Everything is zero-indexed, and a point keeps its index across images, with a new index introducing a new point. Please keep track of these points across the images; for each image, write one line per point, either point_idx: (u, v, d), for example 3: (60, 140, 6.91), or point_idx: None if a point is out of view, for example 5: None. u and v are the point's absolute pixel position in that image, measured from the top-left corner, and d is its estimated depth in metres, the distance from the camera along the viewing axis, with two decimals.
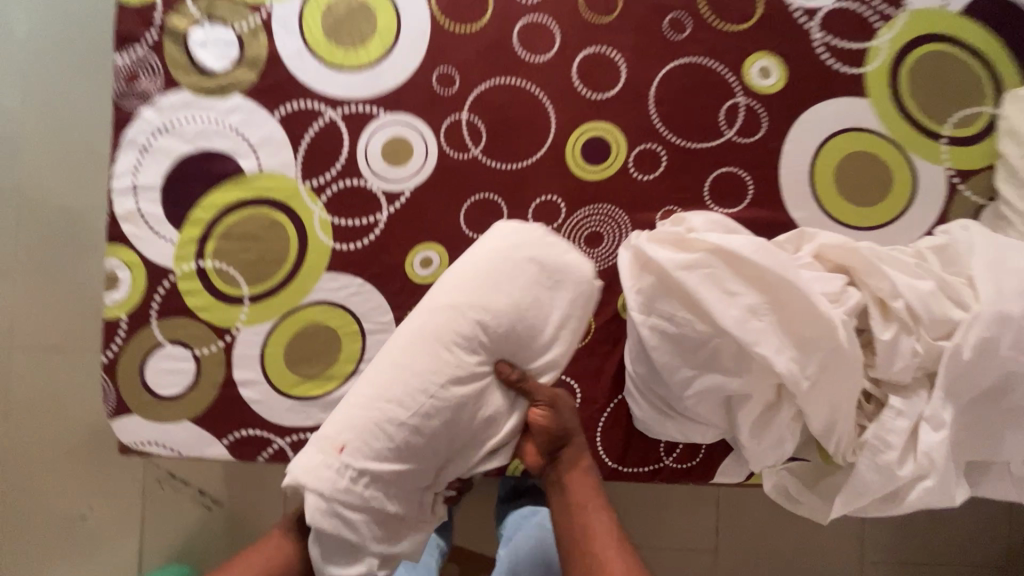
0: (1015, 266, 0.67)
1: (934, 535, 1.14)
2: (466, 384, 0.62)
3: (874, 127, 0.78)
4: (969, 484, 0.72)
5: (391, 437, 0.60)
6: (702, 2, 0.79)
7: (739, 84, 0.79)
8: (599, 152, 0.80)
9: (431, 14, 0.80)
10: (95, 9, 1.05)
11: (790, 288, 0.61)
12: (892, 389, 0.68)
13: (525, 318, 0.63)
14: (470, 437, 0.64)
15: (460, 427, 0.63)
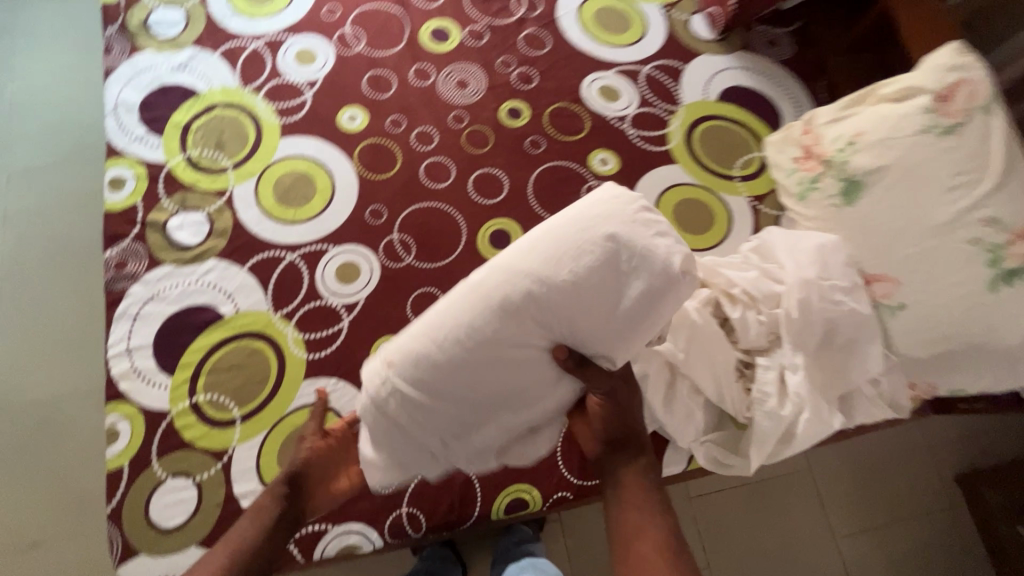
0: (805, 245, 0.93)
1: (883, 490, 1.32)
2: (509, 344, 0.67)
3: (688, 181, 1.10)
4: (849, 415, 0.91)
5: (432, 371, 0.68)
6: (547, 127, 1.13)
7: (588, 173, 1.10)
8: (503, 239, 1.05)
9: (356, 172, 1.07)
10: (63, 225, 1.23)
11: None
12: (757, 354, 0.90)
13: (585, 293, 0.66)
14: (507, 393, 0.70)
15: (495, 377, 0.69)
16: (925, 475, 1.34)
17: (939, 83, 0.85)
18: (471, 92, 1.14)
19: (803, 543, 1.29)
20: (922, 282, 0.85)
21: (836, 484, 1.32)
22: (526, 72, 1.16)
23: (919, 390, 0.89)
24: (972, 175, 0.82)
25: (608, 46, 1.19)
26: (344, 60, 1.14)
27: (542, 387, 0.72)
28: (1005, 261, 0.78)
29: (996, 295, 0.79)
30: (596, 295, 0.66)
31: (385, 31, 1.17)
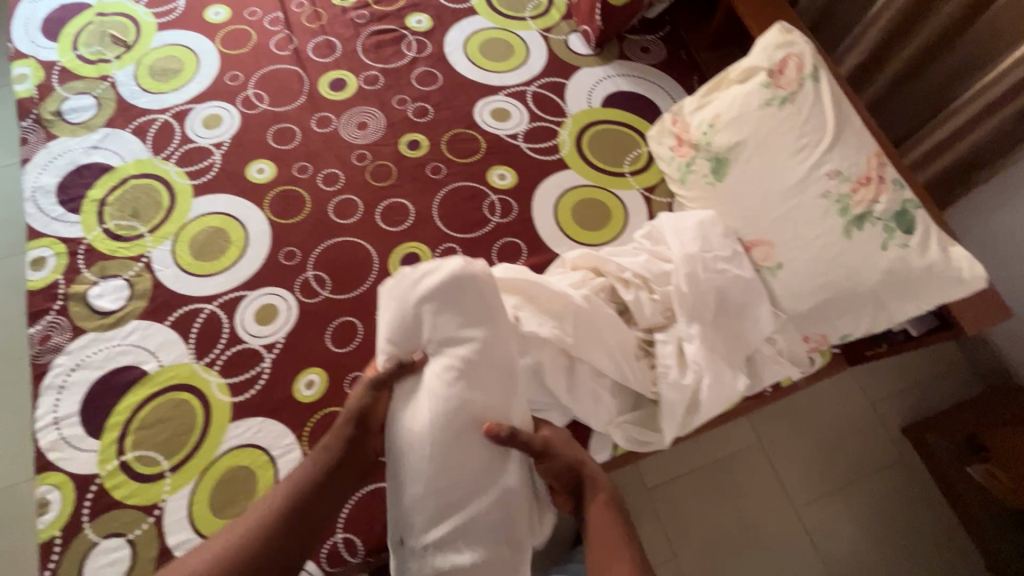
0: (687, 223, 0.99)
1: (842, 452, 1.35)
2: (457, 452, 0.77)
3: (583, 183, 1.17)
4: (755, 375, 0.95)
5: (442, 521, 0.75)
6: (445, 153, 1.20)
7: (488, 188, 1.16)
8: (413, 262, 1.10)
9: (268, 219, 1.13)
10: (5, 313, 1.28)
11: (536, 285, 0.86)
12: (656, 331, 0.94)
13: (463, 371, 0.79)
14: (498, 488, 0.77)
15: (484, 486, 0.77)
16: (877, 427, 1.37)
17: (771, 61, 0.93)
18: (372, 131, 1.22)
19: (765, 519, 1.29)
20: (790, 240, 0.90)
21: (789, 455, 1.34)
22: (421, 106, 1.24)
23: (815, 342, 0.93)
24: (813, 135, 0.88)
25: (495, 72, 1.28)
26: (249, 119, 1.22)
27: (513, 466, 0.79)
28: (853, 208, 0.84)
29: (852, 240, 0.84)
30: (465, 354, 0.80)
31: (287, 88, 1.26)
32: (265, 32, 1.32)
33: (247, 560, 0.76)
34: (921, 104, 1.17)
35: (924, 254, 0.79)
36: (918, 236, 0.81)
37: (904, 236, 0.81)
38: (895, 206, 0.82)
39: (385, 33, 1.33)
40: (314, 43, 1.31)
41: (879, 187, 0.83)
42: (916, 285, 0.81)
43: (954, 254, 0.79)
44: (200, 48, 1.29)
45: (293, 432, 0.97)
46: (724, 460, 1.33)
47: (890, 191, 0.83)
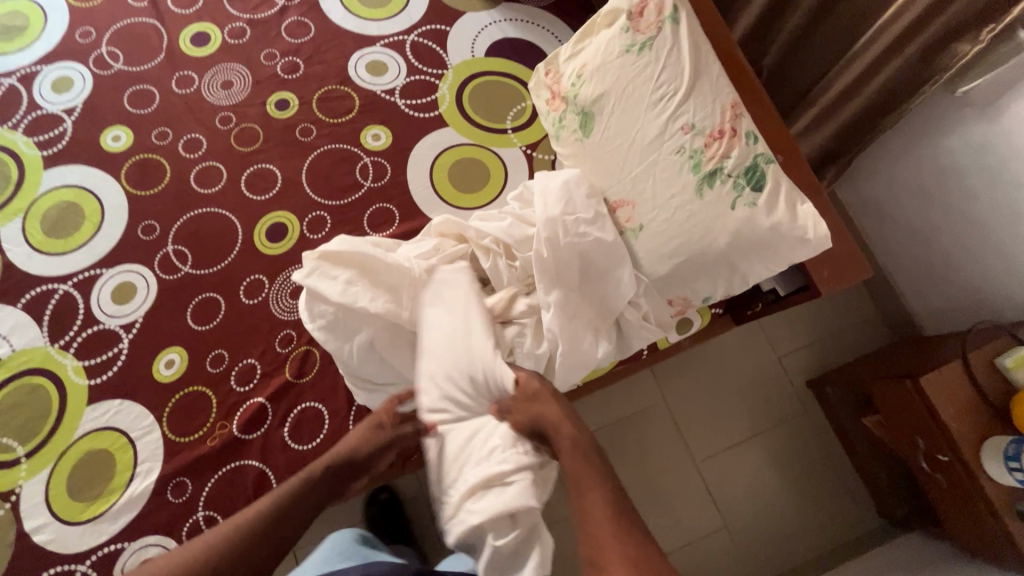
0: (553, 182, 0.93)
1: (761, 397, 1.36)
2: (459, 428, 0.77)
3: (462, 141, 1.10)
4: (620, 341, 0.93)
5: (452, 497, 0.73)
6: (316, 113, 1.12)
7: (361, 151, 1.10)
8: (279, 232, 1.05)
9: (125, 191, 1.06)
10: None
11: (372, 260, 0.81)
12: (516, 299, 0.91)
13: (450, 346, 0.79)
14: (478, 455, 0.73)
15: (467, 454, 0.74)
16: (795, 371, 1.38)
17: (631, 2, 0.86)
18: (237, 91, 1.13)
19: (679, 469, 1.31)
20: (648, 200, 0.85)
21: (695, 410, 1.34)
22: (291, 61, 1.15)
23: (679, 305, 0.91)
24: (669, 85, 0.81)
25: (372, 21, 1.18)
26: (103, 82, 1.13)
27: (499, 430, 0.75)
28: (705, 165, 0.79)
29: (704, 200, 0.79)
30: (454, 330, 0.80)
31: (145, 45, 1.16)
32: None
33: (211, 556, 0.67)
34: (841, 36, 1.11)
35: (771, 214, 0.75)
36: (768, 193, 0.76)
37: (753, 195, 0.76)
38: (746, 160, 0.77)
39: None
40: None
41: (732, 141, 0.78)
42: (764, 246, 0.77)
43: (801, 212, 0.75)
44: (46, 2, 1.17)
45: (152, 413, 0.95)
46: (648, 411, 1.33)
47: (742, 145, 0.78)
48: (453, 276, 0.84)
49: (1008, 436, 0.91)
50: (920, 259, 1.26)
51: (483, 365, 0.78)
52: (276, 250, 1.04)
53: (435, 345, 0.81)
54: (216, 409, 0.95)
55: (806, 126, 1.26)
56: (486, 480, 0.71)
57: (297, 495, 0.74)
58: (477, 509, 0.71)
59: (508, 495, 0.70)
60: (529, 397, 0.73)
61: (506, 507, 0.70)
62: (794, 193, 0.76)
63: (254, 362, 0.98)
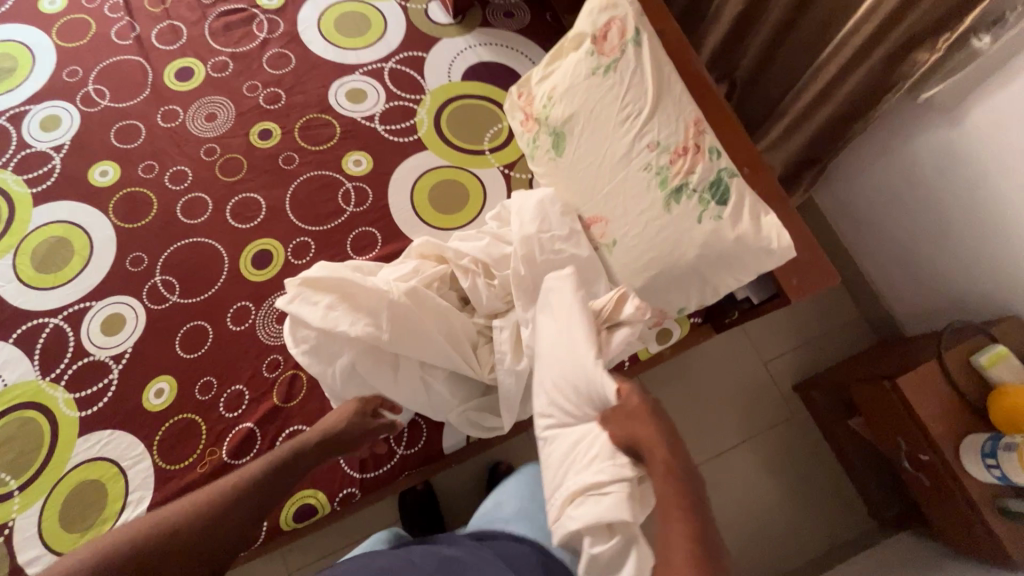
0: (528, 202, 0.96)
1: (760, 401, 1.38)
2: (565, 431, 0.78)
3: (441, 163, 1.12)
4: None
5: (559, 496, 0.74)
6: (299, 141, 1.15)
7: (342, 177, 1.12)
8: (264, 259, 1.07)
9: (113, 224, 1.09)
10: None
11: (352, 286, 0.83)
12: (496, 317, 0.93)
13: (549, 355, 0.80)
14: (578, 465, 0.73)
15: (569, 461, 0.75)
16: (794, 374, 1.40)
17: (595, 26, 0.89)
18: (221, 123, 1.16)
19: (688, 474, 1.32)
20: (620, 215, 0.87)
21: (691, 415, 1.36)
22: (274, 91, 1.18)
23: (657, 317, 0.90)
24: (634, 104, 0.84)
25: (352, 50, 1.21)
26: (91, 119, 1.16)
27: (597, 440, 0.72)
28: (671, 181, 0.81)
29: (671, 214, 0.81)
30: (562, 334, 0.79)
31: (131, 82, 1.19)
32: (105, 20, 1.23)
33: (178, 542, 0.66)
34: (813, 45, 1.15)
35: (735, 227, 0.77)
36: (732, 206, 0.78)
37: (718, 208, 0.78)
38: (710, 175, 0.79)
39: (234, 13, 1.25)
40: (158, 30, 1.23)
41: (696, 157, 0.80)
42: (731, 258, 0.79)
43: (765, 223, 0.77)
44: (34, 44, 1.21)
45: (143, 441, 0.96)
46: None
47: (706, 161, 0.80)
48: (561, 284, 0.82)
49: (985, 434, 0.93)
50: (898, 261, 1.28)
51: (588, 378, 0.73)
52: (262, 277, 1.06)
53: (553, 354, 0.79)
54: (205, 437, 0.96)
55: (783, 134, 1.28)
56: (582, 488, 0.71)
57: (267, 475, 0.77)
58: (579, 515, 0.71)
59: (604, 505, 0.68)
60: (628, 415, 0.67)
61: (603, 518, 0.68)
62: (758, 205, 0.78)
63: (242, 389, 0.99)
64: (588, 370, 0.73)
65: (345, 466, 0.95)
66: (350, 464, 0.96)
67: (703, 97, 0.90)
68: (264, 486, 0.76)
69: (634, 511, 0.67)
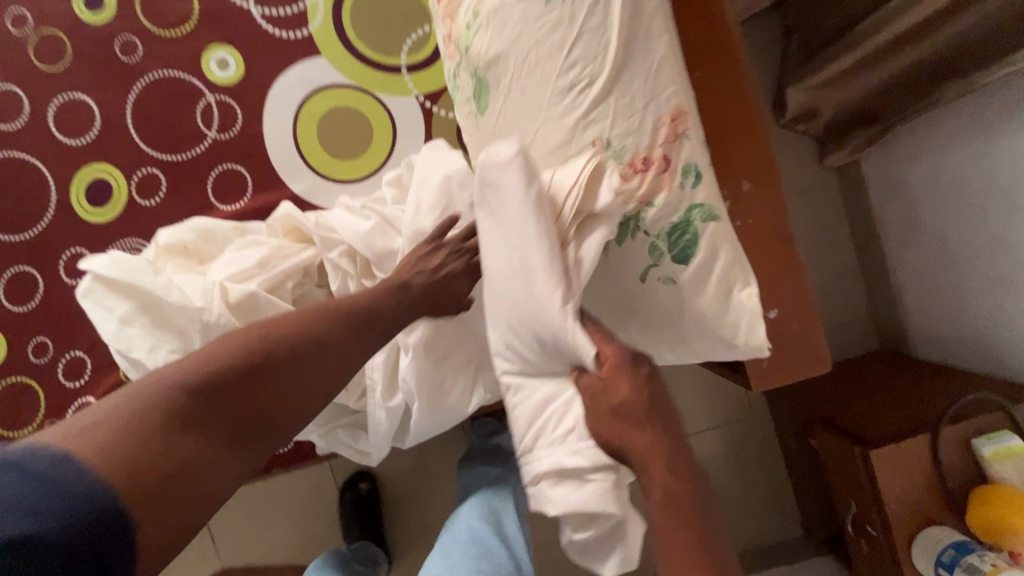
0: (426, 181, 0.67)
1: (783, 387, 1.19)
2: (528, 382, 0.54)
3: (338, 80, 0.80)
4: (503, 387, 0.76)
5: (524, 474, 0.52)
6: (141, 19, 0.80)
7: (202, 84, 0.81)
8: (102, 193, 0.82)
9: None
10: None
11: (155, 292, 0.60)
12: None
13: (495, 281, 0.54)
14: (549, 437, 0.50)
15: (539, 426, 0.51)
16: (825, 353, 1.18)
17: None
18: None
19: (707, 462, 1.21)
20: None
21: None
22: None
23: None
24: (583, 66, 0.51)
25: None
26: None
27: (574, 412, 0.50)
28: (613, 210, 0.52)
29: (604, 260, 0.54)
30: (515, 253, 0.51)
31: None
32: None
33: (242, 369, 0.46)
34: None
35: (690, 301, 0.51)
36: (695, 269, 0.51)
37: (674, 265, 0.51)
38: (674, 211, 0.51)
39: None
40: None
41: (661, 178, 0.50)
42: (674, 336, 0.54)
43: (734, 303, 0.51)
44: None
45: None
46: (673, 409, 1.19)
47: (674, 185, 0.50)
48: (498, 175, 0.52)
49: (945, 535, 0.77)
50: (938, 272, 0.99)
51: (552, 331, 0.49)
52: (100, 217, 0.82)
53: (496, 281, 0.54)
54: (43, 406, 0.83)
55: (851, 68, 0.89)
56: (562, 470, 0.49)
57: (370, 315, 0.58)
58: (553, 500, 0.49)
59: (584, 496, 0.48)
60: (617, 412, 0.47)
61: (585, 508, 0.48)
62: (733, 272, 0.51)
63: (82, 356, 0.83)
64: (551, 312, 0.48)
65: None
66: None
67: (706, 55, 0.56)
68: (336, 344, 0.53)
69: (620, 499, 0.48)
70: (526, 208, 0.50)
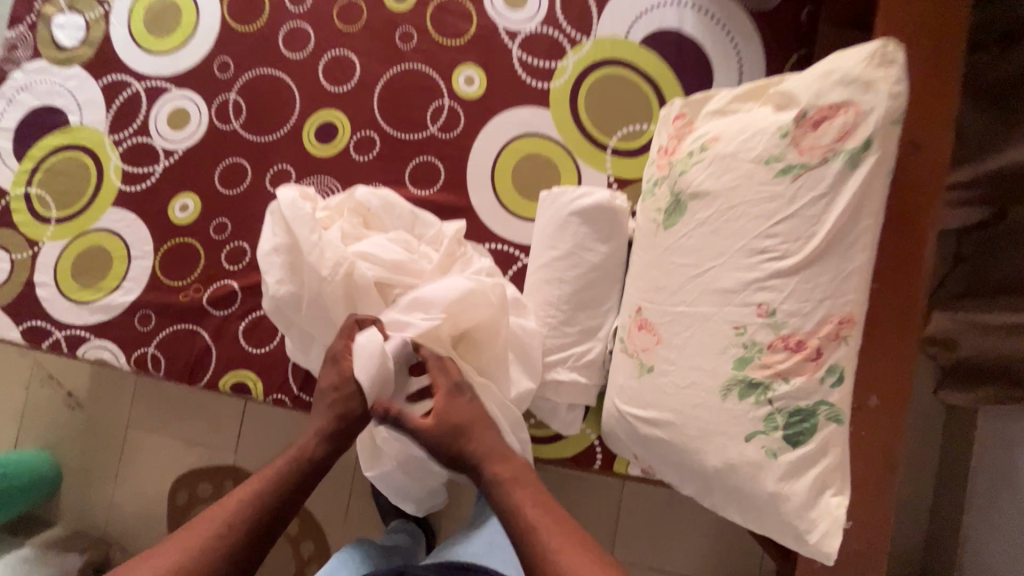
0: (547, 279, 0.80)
1: None
2: (571, 326, 0.80)
3: (551, 134, 0.90)
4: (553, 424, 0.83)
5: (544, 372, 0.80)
6: (426, 20, 0.96)
7: (445, 87, 0.94)
8: (329, 133, 0.97)
9: (221, 16, 1.02)
10: None
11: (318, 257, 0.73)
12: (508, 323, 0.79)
13: (577, 254, 0.80)
14: (571, 354, 0.80)
15: (572, 353, 0.80)
16: None
17: (816, 99, 0.57)
18: None
19: None
20: (673, 350, 0.65)
21: (635, 531, 1.12)
22: None
23: (643, 465, 0.74)
24: (782, 241, 0.57)
25: None
26: None
27: (592, 350, 0.80)
28: (750, 369, 0.57)
29: (721, 404, 0.59)
30: (608, 256, 0.80)
31: None
32: None
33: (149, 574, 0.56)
34: None
35: (781, 482, 0.55)
36: (800, 455, 0.54)
37: (782, 443, 0.55)
38: (803, 399, 0.55)
39: None
40: None
41: (805, 364, 0.55)
42: (746, 502, 0.58)
43: (822, 504, 0.54)
44: None
45: (153, 243, 0.99)
46: None
47: (813, 374, 0.55)
48: (611, 211, 0.80)
49: None
50: None
51: (603, 304, 0.81)
52: (318, 151, 0.97)
53: (578, 256, 0.80)
54: (199, 271, 0.98)
55: None
56: (575, 380, 0.80)
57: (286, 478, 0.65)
58: (561, 389, 0.80)
59: (580, 383, 0.80)
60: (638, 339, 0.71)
61: (581, 384, 0.80)
62: (831, 477, 0.54)
63: (245, 248, 0.97)
64: (603, 288, 0.80)
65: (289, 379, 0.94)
66: (293, 378, 0.94)
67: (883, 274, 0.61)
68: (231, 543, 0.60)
69: (592, 378, 0.81)
70: (621, 233, 0.81)
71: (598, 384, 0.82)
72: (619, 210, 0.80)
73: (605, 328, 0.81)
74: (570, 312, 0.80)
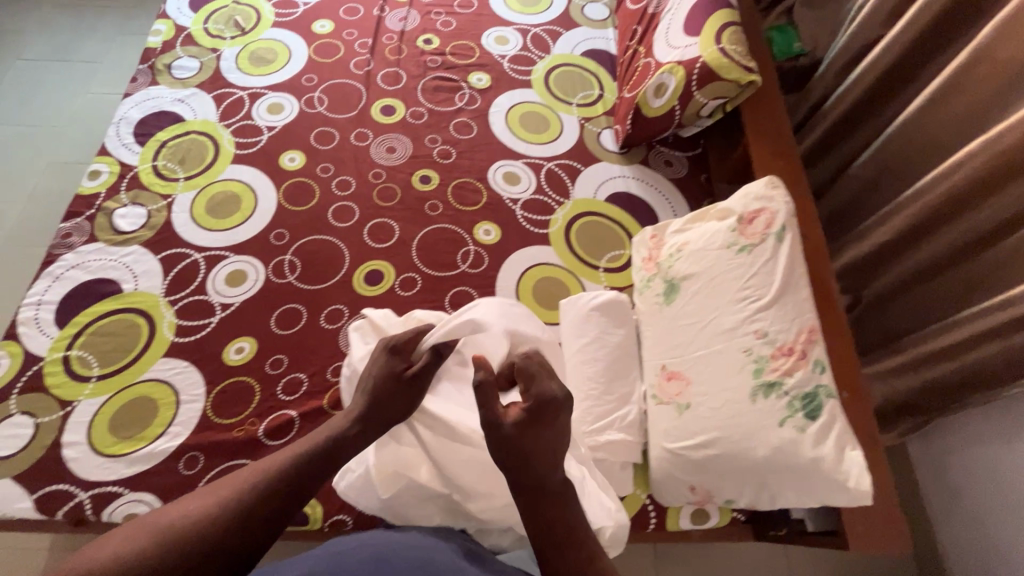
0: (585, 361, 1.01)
1: None
2: (612, 395, 0.99)
3: (556, 262, 1.21)
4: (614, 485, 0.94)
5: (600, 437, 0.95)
6: (448, 195, 1.29)
7: (469, 238, 1.24)
8: (376, 278, 1.18)
9: (278, 201, 1.27)
10: None
11: None
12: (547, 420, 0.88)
13: (604, 337, 1.03)
14: (617, 417, 0.97)
15: (617, 416, 0.97)
16: None
17: (744, 208, 0.94)
18: (397, 157, 1.35)
19: None
20: (704, 383, 0.87)
21: None
22: (446, 149, 1.36)
23: (700, 496, 0.87)
24: (756, 290, 0.87)
25: (525, 141, 1.38)
26: (303, 115, 1.40)
27: (632, 411, 0.98)
28: (766, 374, 0.81)
29: (754, 405, 0.80)
30: (626, 336, 1.05)
31: (346, 101, 1.43)
32: (352, 51, 1.52)
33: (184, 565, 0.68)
34: (948, 298, 1.19)
35: (815, 448, 0.75)
36: (820, 425, 0.76)
37: (804, 420, 0.77)
38: (807, 386, 0.79)
39: (446, 81, 1.47)
40: (385, 72, 1.48)
41: (799, 362, 0.80)
42: (797, 474, 0.76)
43: (847, 458, 0.74)
44: (295, 49, 1.51)
45: (206, 386, 1.05)
46: None
47: (807, 369, 0.80)
48: (619, 304, 1.07)
49: None
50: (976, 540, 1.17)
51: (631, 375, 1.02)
52: (368, 292, 1.17)
53: (605, 339, 1.03)
54: (254, 406, 1.04)
55: (908, 363, 1.24)
56: (625, 438, 0.96)
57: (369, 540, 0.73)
58: (615, 449, 0.95)
59: (629, 441, 0.96)
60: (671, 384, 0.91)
61: (630, 441, 0.96)
62: (844, 438, 0.76)
63: (302, 379, 1.07)
64: (628, 361, 1.03)
65: (350, 495, 0.97)
66: None
67: (823, 310, 0.91)
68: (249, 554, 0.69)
69: (637, 435, 0.97)
70: (632, 320, 1.07)
71: (642, 441, 0.98)
72: (626, 303, 1.07)
73: (636, 393, 1.00)
74: (608, 383, 0.99)
